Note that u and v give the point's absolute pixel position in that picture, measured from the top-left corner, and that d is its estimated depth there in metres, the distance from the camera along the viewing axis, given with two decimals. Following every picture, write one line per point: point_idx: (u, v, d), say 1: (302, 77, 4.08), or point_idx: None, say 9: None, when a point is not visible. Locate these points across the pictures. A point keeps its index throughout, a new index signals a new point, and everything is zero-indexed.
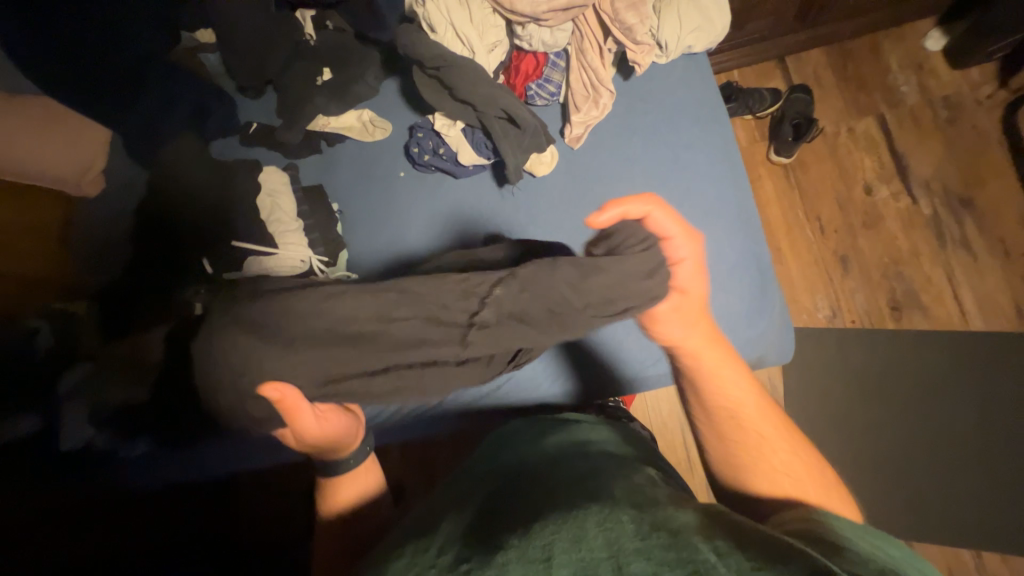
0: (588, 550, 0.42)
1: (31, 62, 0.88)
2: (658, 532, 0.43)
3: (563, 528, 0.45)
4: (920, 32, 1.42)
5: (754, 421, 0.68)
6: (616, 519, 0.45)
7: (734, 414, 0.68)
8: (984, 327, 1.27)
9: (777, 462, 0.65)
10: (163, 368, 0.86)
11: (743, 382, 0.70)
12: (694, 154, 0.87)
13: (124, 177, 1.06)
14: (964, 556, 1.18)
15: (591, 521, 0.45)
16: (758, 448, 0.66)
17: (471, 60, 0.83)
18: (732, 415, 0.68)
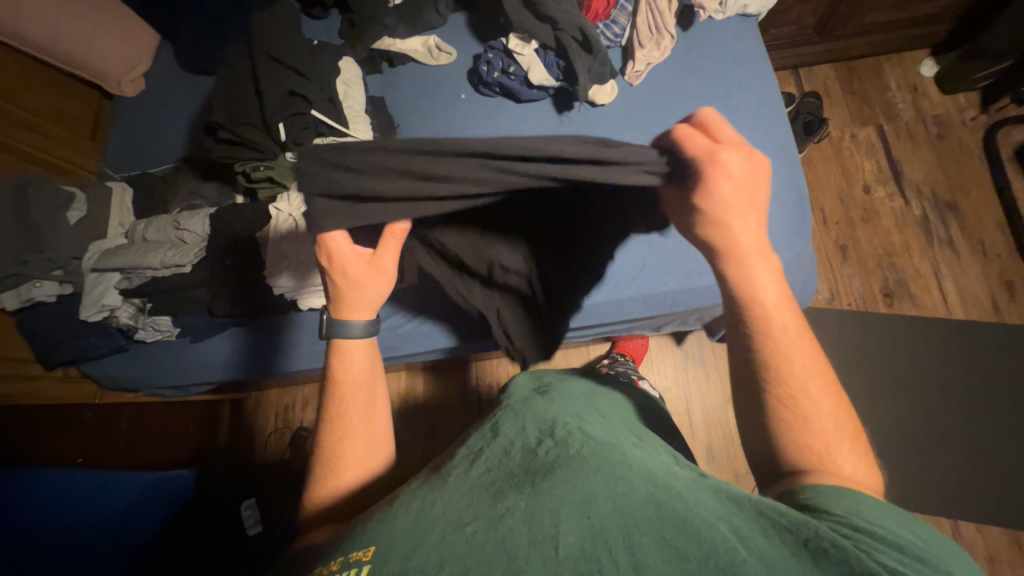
0: (598, 517, 0.41)
1: None
2: (672, 507, 0.41)
3: (571, 492, 0.44)
4: (916, 59, 1.61)
5: (787, 335, 0.52)
6: (630, 486, 0.44)
7: (770, 324, 0.52)
8: (964, 317, 1.39)
9: (807, 387, 0.52)
10: (213, 244, 0.94)
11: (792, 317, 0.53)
12: (745, 96, 0.97)
13: (164, 78, 1.24)
14: (942, 524, 1.24)
15: (604, 484, 0.44)
16: (818, 423, 0.51)
17: None
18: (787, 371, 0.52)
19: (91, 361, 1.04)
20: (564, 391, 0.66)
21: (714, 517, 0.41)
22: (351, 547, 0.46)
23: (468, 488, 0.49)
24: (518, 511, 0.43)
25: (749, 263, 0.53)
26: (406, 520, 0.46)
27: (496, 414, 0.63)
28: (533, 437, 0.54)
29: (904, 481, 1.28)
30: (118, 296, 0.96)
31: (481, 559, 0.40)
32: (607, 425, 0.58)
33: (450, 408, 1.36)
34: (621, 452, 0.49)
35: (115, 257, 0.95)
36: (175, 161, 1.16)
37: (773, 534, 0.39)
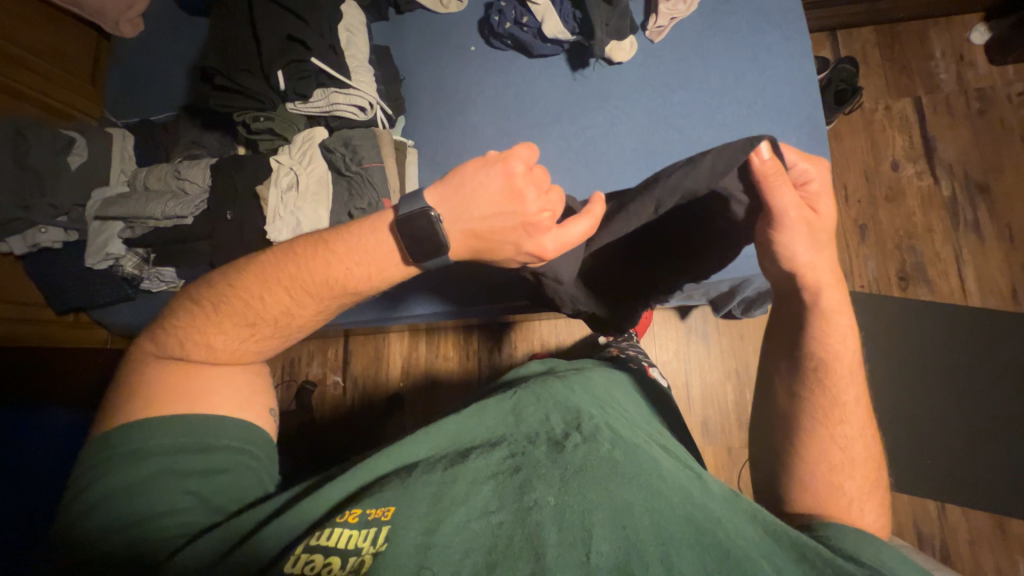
0: (633, 530, 0.43)
1: None
2: (712, 535, 0.43)
3: (606, 500, 0.45)
4: (966, 24, 1.48)
5: (845, 382, 0.59)
6: (667, 503, 0.46)
7: (837, 373, 0.59)
8: (980, 305, 1.35)
9: (846, 438, 0.58)
10: (214, 196, 0.93)
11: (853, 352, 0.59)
12: (773, 58, 0.91)
13: (163, 19, 1.19)
14: (929, 506, 1.26)
15: (639, 495, 0.46)
16: (857, 460, 0.57)
17: None
18: (837, 404, 0.58)
19: (98, 308, 1.06)
20: (583, 376, 0.66)
21: (756, 550, 0.43)
22: (370, 502, 0.46)
23: (489, 471, 0.48)
24: (549, 508, 0.44)
25: (823, 289, 0.58)
26: (428, 493, 0.46)
27: (513, 390, 0.62)
28: (560, 429, 0.53)
29: (896, 464, 1.29)
30: (122, 245, 0.97)
31: (509, 553, 0.41)
32: (630, 422, 0.58)
33: (451, 370, 1.37)
34: (652, 461, 0.51)
35: (117, 205, 0.94)
36: (176, 109, 1.13)
37: (810, 571, 0.42)
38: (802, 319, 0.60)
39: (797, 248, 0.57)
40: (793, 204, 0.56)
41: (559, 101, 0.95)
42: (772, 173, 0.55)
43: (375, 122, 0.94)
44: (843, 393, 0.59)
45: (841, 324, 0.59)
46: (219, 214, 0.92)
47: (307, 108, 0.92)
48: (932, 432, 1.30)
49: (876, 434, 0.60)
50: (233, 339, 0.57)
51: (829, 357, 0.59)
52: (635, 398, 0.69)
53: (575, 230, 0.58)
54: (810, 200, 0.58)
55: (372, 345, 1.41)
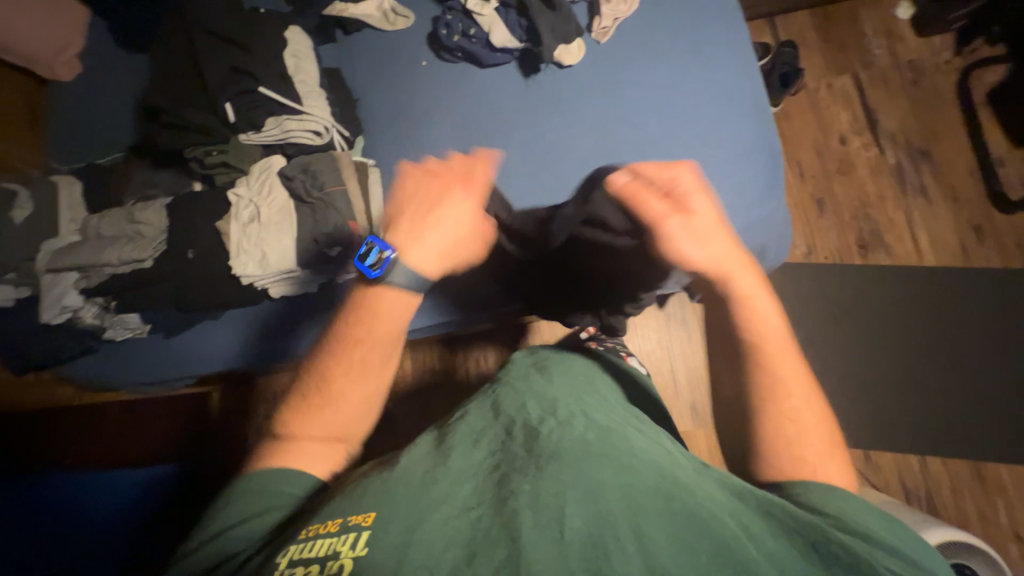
0: (606, 505, 0.43)
1: None
2: (683, 502, 0.45)
3: (579, 479, 0.46)
4: (892, 1, 1.56)
5: (777, 358, 0.62)
6: (639, 478, 0.47)
7: (769, 355, 0.62)
8: (935, 264, 1.42)
9: (797, 414, 0.60)
10: (172, 235, 0.90)
11: (779, 331, 0.64)
12: (716, 49, 0.94)
13: (101, 59, 1.15)
14: (911, 460, 1.31)
15: (613, 474, 0.47)
16: (807, 429, 0.59)
17: None
18: (777, 381, 0.61)
19: (60, 363, 1.01)
20: (561, 368, 0.68)
21: (727, 515, 0.45)
22: (351, 509, 0.46)
23: (471, 470, 0.50)
24: (524, 494, 0.45)
25: (735, 277, 0.64)
26: (409, 492, 0.47)
27: (493, 389, 0.65)
28: (535, 415, 0.56)
29: (877, 425, 1.34)
30: (78, 296, 0.93)
31: (487, 542, 0.41)
32: (607, 409, 0.60)
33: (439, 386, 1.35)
34: (625, 442, 0.53)
35: (70, 255, 0.91)
36: (125, 149, 1.10)
37: (783, 535, 0.44)
38: (727, 310, 0.64)
39: (689, 250, 0.63)
40: (663, 214, 0.64)
41: (515, 108, 0.96)
42: (633, 191, 0.67)
43: (333, 145, 0.92)
44: (777, 369, 0.62)
45: (761, 304, 0.64)
46: (179, 254, 0.90)
47: (259, 138, 0.89)
48: (906, 390, 1.36)
49: (823, 402, 0.62)
50: (323, 420, 0.64)
51: (757, 338, 0.63)
52: (613, 388, 0.70)
53: (491, 173, 0.77)
54: (680, 201, 0.66)
55: None
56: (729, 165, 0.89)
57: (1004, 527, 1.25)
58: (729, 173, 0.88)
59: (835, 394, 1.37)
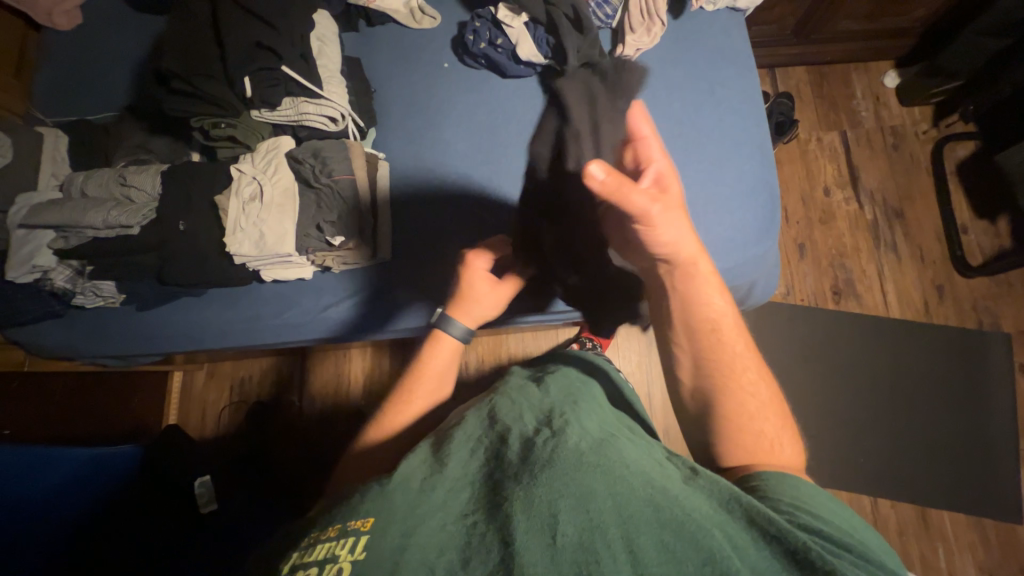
0: (597, 512, 0.43)
1: None
2: (670, 511, 0.43)
3: (570, 487, 0.44)
4: (881, 70, 1.68)
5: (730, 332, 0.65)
6: (629, 488, 0.45)
7: (712, 328, 0.65)
8: (899, 316, 1.52)
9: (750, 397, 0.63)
10: (163, 205, 0.86)
11: (723, 295, 0.67)
12: (729, 92, 0.98)
13: (104, 13, 1.10)
14: (863, 501, 1.38)
15: (602, 480, 0.45)
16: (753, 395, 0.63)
17: None
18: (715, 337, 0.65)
19: (19, 327, 0.94)
20: (559, 378, 0.67)
21: (710, 523, 0.43)
22: (350, 515, 0.45)
23: (466, 477, 0.50)
24: (517, 501, 0.44)
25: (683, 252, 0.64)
26: (405, 496, 0.46)
27: (490, 397, 0.63)
28: (531, 426, 0.54)
29: (836, 465, 1.40)
30: (52, 257, 0.87)
31: (481, 548, 0.42)
32: (600, 415, 0.59)
33: None
34: (618, 451, 0.50)
35: (48, 213, 0.85)
36: (119, 109, 1.04)
37: (763, 545, 0.44)
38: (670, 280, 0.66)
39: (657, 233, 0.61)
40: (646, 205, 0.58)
41: (532, 121, 0.97)
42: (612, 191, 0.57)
43: (346, 133, 0.92)
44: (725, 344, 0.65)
45: (709, 291, 0.66)
46: (169, 224, 0.85)
47: (272, 116, 0.88)
48: (865, 433, 1.43)
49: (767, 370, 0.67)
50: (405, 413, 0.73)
51: (699, 306, 0.65)
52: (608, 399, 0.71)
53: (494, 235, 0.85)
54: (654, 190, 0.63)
55: (332, 363, 1.34)
56: (732, 203, 0.92)
57: (942, 571, 1.32)
58: (731, 210, 0.92)
59: (800, 431, 1.43)
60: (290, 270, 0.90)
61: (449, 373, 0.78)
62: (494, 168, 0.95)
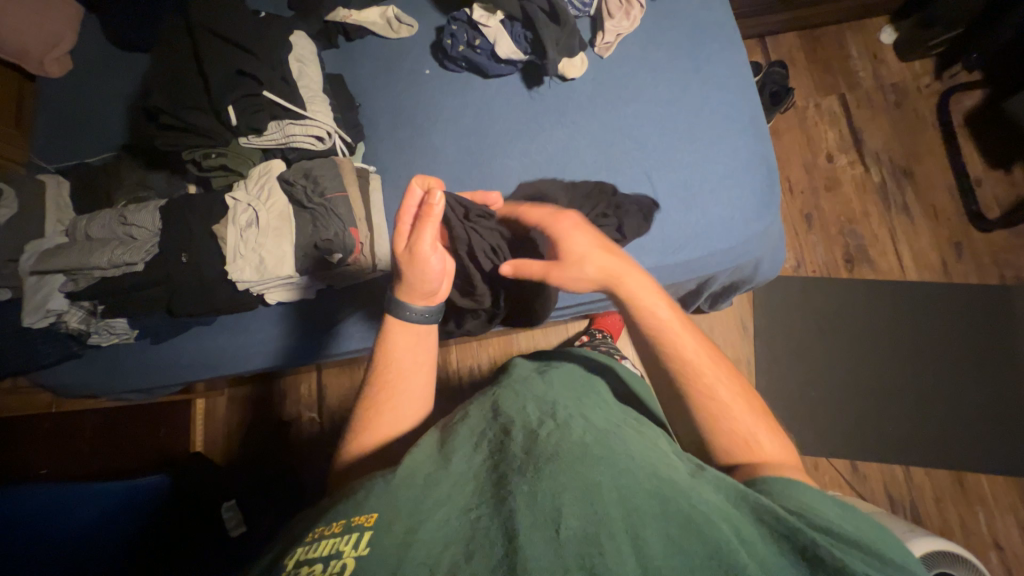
0: (601, 504, 0.42)
1: None
2: (676, 504, 0.43)
3: (576, 480, 0.44)
4: (876, 26, 1.63)
5: (681, 339, 0.63)
6: (634, 480, 0.45)
7: (669, 348, 0.62)
8: (916, 278, 1.47)
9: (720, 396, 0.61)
10: (164, 238, 0.88)
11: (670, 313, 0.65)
12: (715, 68, 0.96)
13: (91, 57, 1.13)
14: (895, 471, 1.35)
15: (608, 476, 0.45)
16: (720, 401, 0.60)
17: None
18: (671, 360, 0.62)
19: (41, 370, 0.97)
20: (564, 374, 0.67)
21: (716, 515, 0.43)
22: (354, 511, 0.45)
23: (470, 472, 0.49)
24: (522, 494, 0.43)
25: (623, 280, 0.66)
26: (410, 495, 0.46)
27: (493, 392, 0.64)
28: (535, 420, 0.54)
29: (863, 437, 1.37)
30: (64, 301, 0.89)
31: (485, 541, 0.41)
32: (606, 412, 0.59)
33: (433, 394, 1.33)
34: (622, 445, 0.51)
35: (57, 259, 0.87)
36: (116, 150, 1.07)
37: (772, 541, 0.42)
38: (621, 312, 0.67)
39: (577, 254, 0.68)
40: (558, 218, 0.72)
41: (518, 119, 0.97)
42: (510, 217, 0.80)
43: (334, 150, 0.93)
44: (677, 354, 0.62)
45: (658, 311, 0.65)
46: (171, 257, 0.87)
47: (259, 141, 0.89)
48: (891, 401, 1.39)
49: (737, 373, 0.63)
50: (378, 429, 0.68)
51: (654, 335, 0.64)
52: (610, 386, 0.70)
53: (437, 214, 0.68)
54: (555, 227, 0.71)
55: (347, 378, 1.36)
56: (728, 181, 0.91)
57: (985, 535, 1.28)
58: (728, 188, 0.91)
59: (822, 405, 1.40)
60: (293, 291, 0.91)
61: (424, 362, 0.72)
62: (484, 170, 0.95)
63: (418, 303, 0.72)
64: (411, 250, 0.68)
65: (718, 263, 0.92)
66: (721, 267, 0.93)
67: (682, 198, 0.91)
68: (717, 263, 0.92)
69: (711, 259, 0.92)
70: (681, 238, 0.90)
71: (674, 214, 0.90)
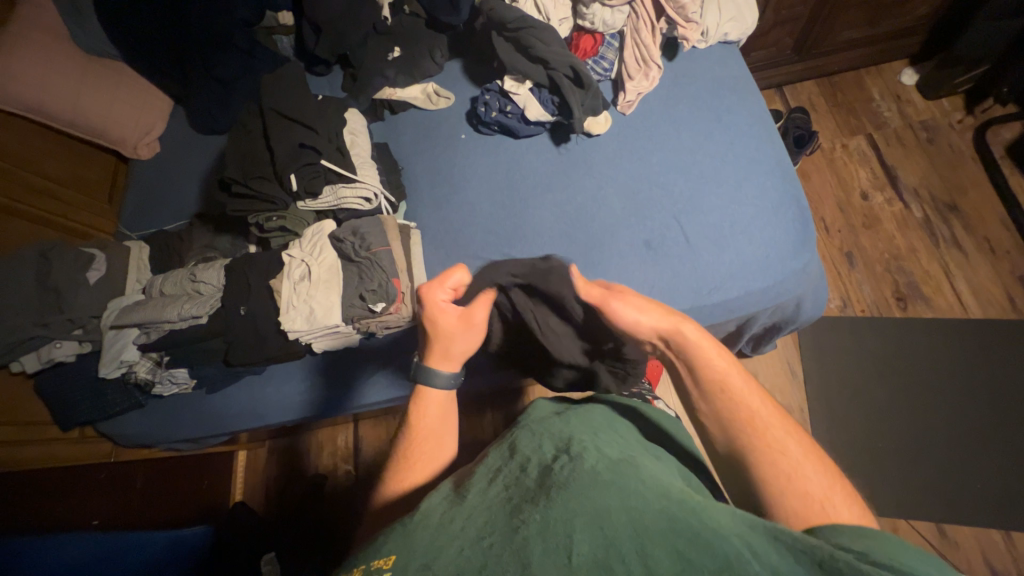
0: (610, 529, 0.40)
1: (138, 53, 1.25)
2: (687, 522, 0.40)
3: (582, 506, 0.42)
4: (895, 70, 1.66)
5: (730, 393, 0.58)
6: (644, 501, 0.42)
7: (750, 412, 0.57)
8: (981, 316, 1.37)
9: (813, 489, 0.51)
10: (225, 292, 0.96)
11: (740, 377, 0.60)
12: (735, 116, 1.01)
13: (175, 141, 1.31)
14: (994, 537, 1.17)
15: (616, 497, 0.43)
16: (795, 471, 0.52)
17: (547, 23, 1.02)
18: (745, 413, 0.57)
19: (107, 420, 1.04)
20: (584, 412, 0.63)
21: (729, 532, 0.39)
22: (373, 556, 0.45)
23: (484, 504, 0.47)
24: (534, 523, 0.42)
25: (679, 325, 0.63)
26: (426, 534, 0.45)
27: (512, 433, 0.61)
28: (549, 454, 0.52)
29: (948, 496, 1.22)
30: (136, 351, 0.98)
31: (497, 570, 0.39)
32: (623, 443, 0.56)
33: (471, 446, 1.31)
34: (635, 468, 0.48)
35: (135, 312, 0.97)
36: (189, 218, 1.20)
37: (789, 553, 0.38)
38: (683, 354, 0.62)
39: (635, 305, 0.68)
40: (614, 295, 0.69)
41: (548, 173, 1.03)
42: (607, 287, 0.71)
43: (380, 210, 1.01)
44: (773, 444, 0.54)
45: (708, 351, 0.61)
46: (231, 310, 0.95)
47: (313, 203, 0.99)
48: (975, 453, 1.25)
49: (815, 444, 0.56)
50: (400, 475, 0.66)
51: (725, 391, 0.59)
52: (638, 429, 0.65)
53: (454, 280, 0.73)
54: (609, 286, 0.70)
55: (383, 430, 1.36)
56: (760, 219, 0.91)
57: None
58: (761, 226, 0.91)
59: (893, 457, 1.27)
60: (337, 340, 0.95)
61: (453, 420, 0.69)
62: (518, 222, 1.00)
63: (442, 366, 0.70)
64: (462, 316, 0.72)
65: (757, 302, 0.91)
66: (761, 307, 0.92)
67: (713, 235, 0.92)
68: (756, 301, 0.90)
69: (749, 299, 0.90)
70: (715, 278, 0.89)
71: (706, 253, 0.91)
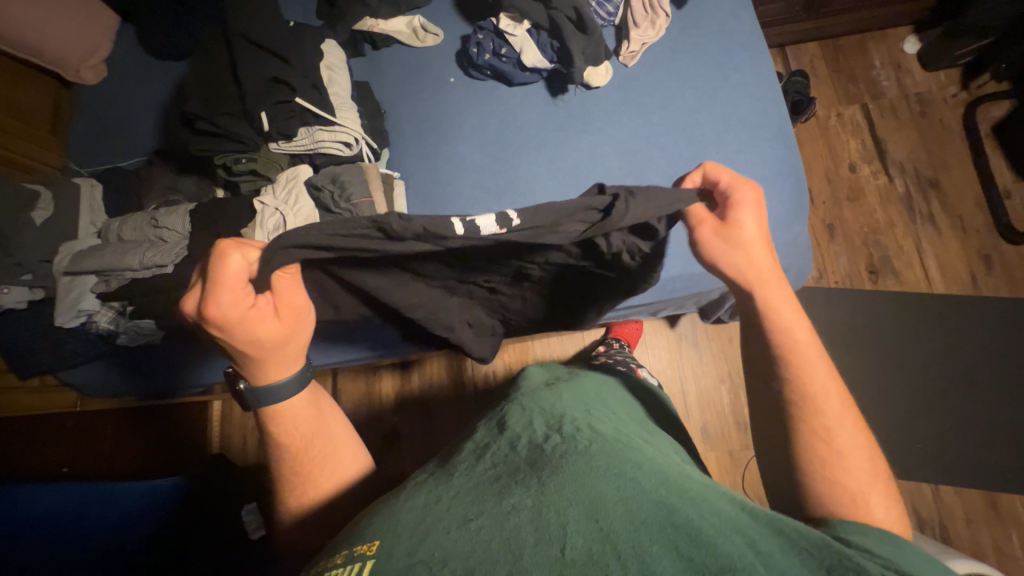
0: (607, 521, 0.40)
1: None
2: (685, 516, 0.40)
3: (578, 494, 0.42)
4: (899, 36, 1.62)
5: (804, 386, 0.58)
6: (640, 491, 0.43)
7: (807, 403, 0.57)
8: (944, 291, 1.44)
9: (853, 486, 0.53)
10: (191, 241, 0.89)
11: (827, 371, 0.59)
12: (742, 76, 0.96)
13: (124, 65, 1.16)
14: (924, 490, 1.30)
15: (612, 485, 0.43)
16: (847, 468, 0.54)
17: None
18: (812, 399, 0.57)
19: (67, 369, 0.98)
20: (575, 386, 0.63)
21: (728, 529, 0.40)
22: (356, 540, 0.43)
23: (473, 483, 0.46)
24: (525, 510, 0.41)
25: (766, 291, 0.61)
26: (411, 516, 0.43)
27: (504, 406, 0.60)
28: (541, 432, 0.51)
29: (890, 455, 1.33)
30: (96, 300, 0.92)
31: (488, 558, 0.37)
32: (617, 421, 0.57)
33: (452, 403, 1.32)
34: (630, 450, 0.49)
35: (91, 258, 0.89)
36: (147, 155, 1.09)
37: (791, 552, 0.40)
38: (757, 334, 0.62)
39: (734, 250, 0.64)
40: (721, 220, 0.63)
41: (543, 127, 0.97)
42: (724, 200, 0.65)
43: (361, 156, 0.94)
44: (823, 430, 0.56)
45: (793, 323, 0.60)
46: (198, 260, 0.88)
47: (287, 146, 0.91)
48: (919, 417, 1.35)
49: (869, 438, 0.57)
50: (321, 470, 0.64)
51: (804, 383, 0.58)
52: (625, 399, 0.66)
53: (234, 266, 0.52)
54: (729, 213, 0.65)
55: (362, 383, 1.34)
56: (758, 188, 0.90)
57: None
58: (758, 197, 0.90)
59: None
60: None
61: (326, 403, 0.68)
62: (510, 177, 0.95)
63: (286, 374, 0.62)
64: (283, 311, 0.58)
65: None
66: None
67: None
68: None
69: None
70: None
71: None
